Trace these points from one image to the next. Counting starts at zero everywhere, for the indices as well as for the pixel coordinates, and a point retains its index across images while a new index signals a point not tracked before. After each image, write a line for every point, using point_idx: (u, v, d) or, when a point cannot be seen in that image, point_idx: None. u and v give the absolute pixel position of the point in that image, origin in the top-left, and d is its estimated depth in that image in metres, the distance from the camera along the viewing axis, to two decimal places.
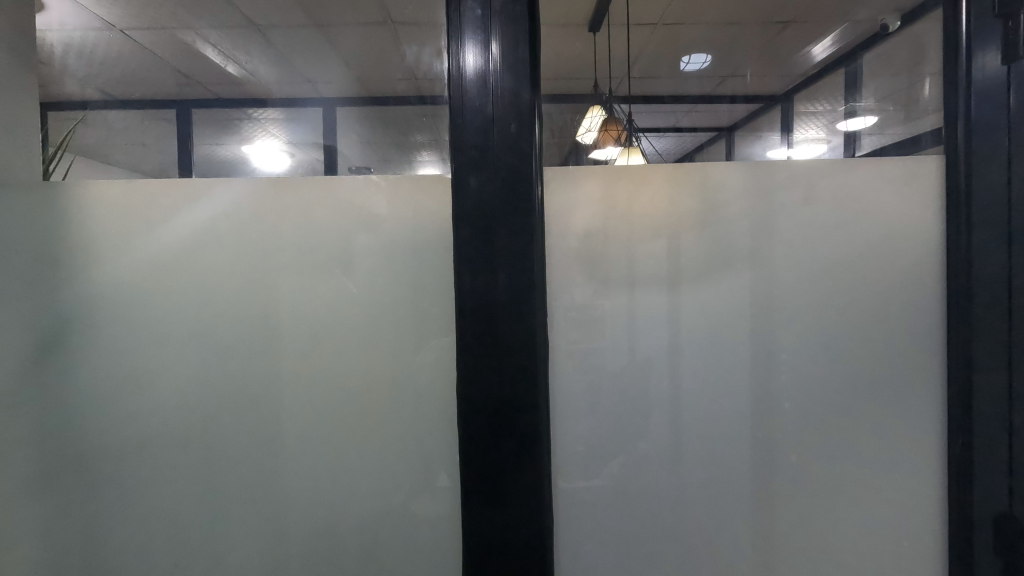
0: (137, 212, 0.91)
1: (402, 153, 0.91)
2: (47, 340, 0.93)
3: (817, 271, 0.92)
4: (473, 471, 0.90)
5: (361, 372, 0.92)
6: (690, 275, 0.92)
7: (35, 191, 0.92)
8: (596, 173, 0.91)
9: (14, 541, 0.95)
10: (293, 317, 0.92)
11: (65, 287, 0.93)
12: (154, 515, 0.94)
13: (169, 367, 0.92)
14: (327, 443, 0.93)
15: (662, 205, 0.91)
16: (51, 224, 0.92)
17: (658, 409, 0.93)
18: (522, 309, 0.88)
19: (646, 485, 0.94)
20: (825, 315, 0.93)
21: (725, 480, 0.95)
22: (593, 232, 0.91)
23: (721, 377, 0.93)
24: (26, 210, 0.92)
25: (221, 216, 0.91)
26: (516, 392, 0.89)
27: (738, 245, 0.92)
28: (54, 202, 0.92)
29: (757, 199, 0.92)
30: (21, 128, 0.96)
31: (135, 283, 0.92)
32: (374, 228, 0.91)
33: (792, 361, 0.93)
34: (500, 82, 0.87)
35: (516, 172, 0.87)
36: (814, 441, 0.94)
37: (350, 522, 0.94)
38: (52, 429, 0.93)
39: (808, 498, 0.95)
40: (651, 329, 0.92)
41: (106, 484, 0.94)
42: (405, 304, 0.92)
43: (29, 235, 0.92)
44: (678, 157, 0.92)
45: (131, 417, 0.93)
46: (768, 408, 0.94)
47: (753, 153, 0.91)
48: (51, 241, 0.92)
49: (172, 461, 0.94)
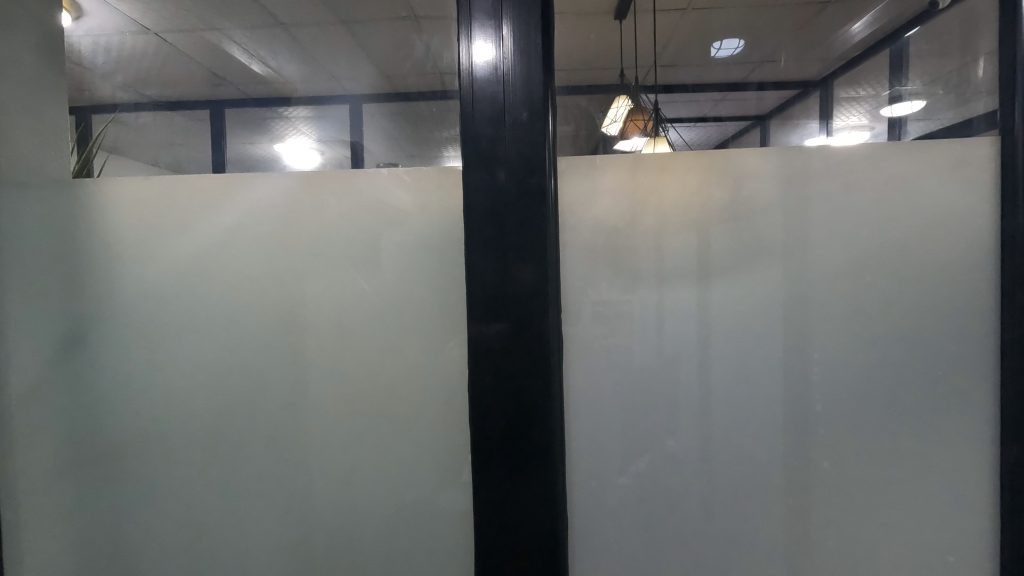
0: (165, 211, 0.93)
1: (430, 147, 0.91)
2: (76, 334, 0.97)
3: (855, 264, 0.87)
4: (483, 475, 0.88)
5: (380, 366, 0.93)
6: (719, 269, 0.88)
7: (63, 188, 0.96)
8: (617, 162, 0.88)
9: (53, 520, 0.99)
10: (317, 311, 0.93)
11: (94, 281, 0.96)
12: (180, 501, 0.97)
13: (193, 360, 0.95)
14: (350, 435, 0.94)
15: (690, 196, 0.88)
16: (83, 221, 0.96)
17: (686, 406, 0.90)
18: (536, 306, 0.84)
19: (671, 490, 0.91)
20: (863, 311, 0.87)
21: (754, 480, 0.90)
22: (619, 224, 0.88)
23: (751, 378, 0.89)
24: (58, 208, 0.97)
25: (249, 214, 0.92)
26: (526, 392, 0.85)
27: (770, 237, 0.87)
28: (85, 201, 0.95)
29: (791, 189, 0.87)
30: (48, 129, 1.00)
31: (156, 279, 0.95)
32: (398, 224, 0.91)
33: (825, 360, 0.88)
34: (510, 68, 0.83)
35: (529, 163, 0.83)
36: (852, 443, 0.89)
37: (372, 511, 0.95)
38: (85, 414, 0.97)
39: (846, 502, 0.90)
40: (678, 325, 0.89)
41: (132, 473, 0.97)
42: (425, 299, 0.91)
43: (62, 230, 0.96)
44: (714, 145, 0.89)
45: (155, 406, 0.96)
46: (808, 410, 0.89)
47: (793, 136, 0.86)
48: (80, 238, 0.96)
49: (197, 447, 0.96)
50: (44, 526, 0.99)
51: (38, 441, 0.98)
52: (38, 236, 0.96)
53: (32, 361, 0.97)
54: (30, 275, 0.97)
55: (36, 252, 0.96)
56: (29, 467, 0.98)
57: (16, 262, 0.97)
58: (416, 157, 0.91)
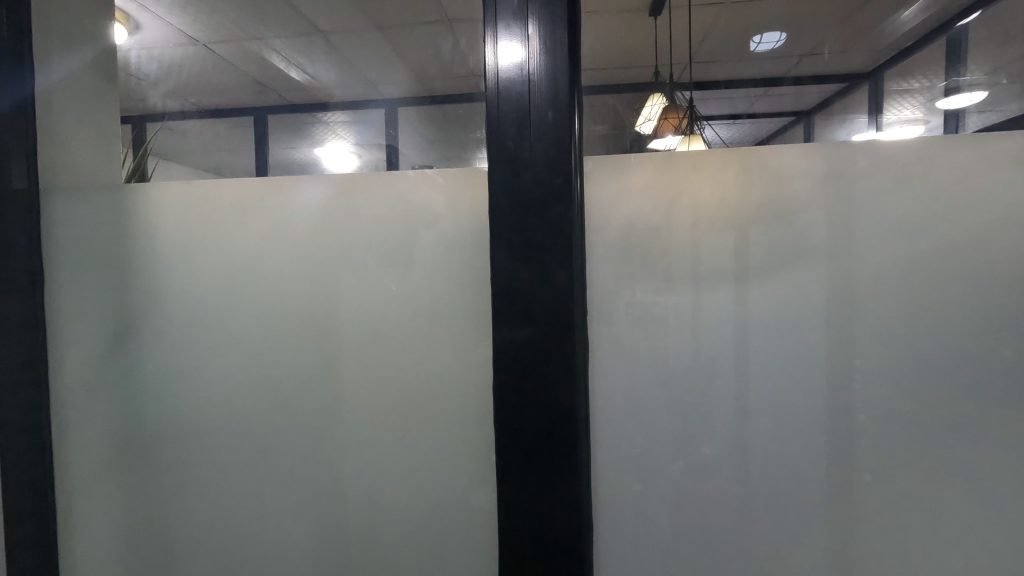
0: (207, 215, 0.98)
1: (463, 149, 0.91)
2: (128, 331, 1.02)
3: (905, 266, 0.82)
4: (506, 480, 0.87)
5: (412, 366, 0.94)
6: (757, 271, 0.85)
7: (115, 194, 1.02)
8: (648, 162, 0.86)
9: (105, 507, 1.06)
10: (352, 311, 0.95)
11: (141, 282, 1.01)
12: (221, 492, 1.02)
13: (233, 357, 0.99)
14: (382, 433, 0.96)
15: (726, 196, 0.85)
16: (132, 225, 1.01)
17: (721, 412, 0.87)
18: (562, 307, 0.83)
19: (705, 498, 0.88)
20: (914, 316, 0.82)
21: (794, 491, 0.86)
22: (654, 225, 0.86)
23: (791, 385, 0.85)
24: (108, 212, 1.02)
25: (287, 216, 0.95)
26: (552, 396, 0.84)
27: (812, 237, 0.83)
28: (134, 206, 1.01)
29: (834, 188, 0.83)
30: (100, 140, 1.06)
31: (199, 280, 0.99)
32: (430, 226, 0.92)
33: (869, 367, 0.83)
34: (537, 67, 0.82)
35: (556, 163, 0.82)
36: (902, 455, 0.84)
37: (404, 508, 0.97)
38: (134, 408, 1.03)
39: (895, 518, 0.85)
40: (713, 329, 0.86)
41: (176, 464, 1.03)
42: (453, 300, 0.92)
43: (113, 234, 1.02)
44: (754, 140, 0.85)
45: (198, 401, 1.01)
46: (855, 419, 0.84)
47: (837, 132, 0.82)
48: (130, 241, 1.01)
49: (236, 440, 1.00)
50: (98, 512, 1.06)
51: (94, 431, 1.05)
52: (91, 239, 1.03)
53: (87, 356, 1.04)
54: (85, 276, 1.03)
55: (91, 254, 1.03)
56: (85, 456, 1.05)
57: (75, 263, 1.03)
58: (449, 159, 0.91)
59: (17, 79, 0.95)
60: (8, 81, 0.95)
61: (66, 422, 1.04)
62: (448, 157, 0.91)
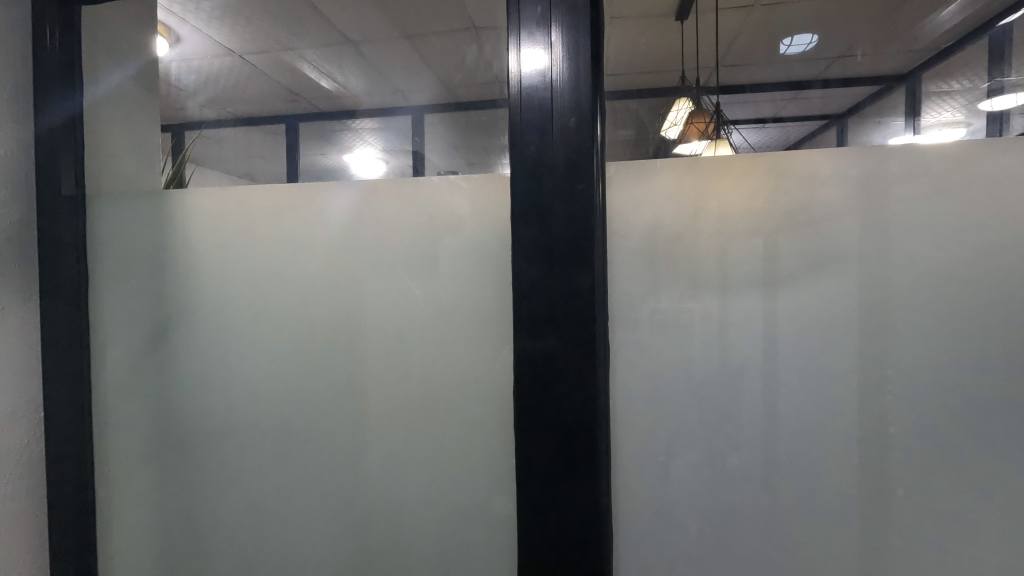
0: (240, 220, 1.01)
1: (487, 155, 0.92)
2: (164, 331, 1.07)
3: (942, 273, 0.79)
4: (527, 485, 0.87)
5: (433, 369, 0.95)
6: (784, 279, 0.83)
7: (153, 201, 1.06)
8: (673, 168, 0.85)
9: (138, 500, 1.10)
10: (377, 314, 0.97)
11: (177, 285, 1.06)
12: (249, 487, 1.05)
13: (262, 357, 1.02)
14: (403, 434, 0.97)
15: (753, 202, 0.83)
16: (168, 230, 1.06)
17: (745, 421, 0.85)
18: (584, 313, 0.83)
19: (730, 510, 0.86)
20: (951, 325, 0.79)
21: (823, 504, 0.84)
22: (679, 231, 0.85)
23: (823, 396, 0.83)
24: (144, 218, 1.07)
25: (317, 220, 0.98)
26: (574, 402, 0.84)
27: (843, 244, 0.81)
28: (170, 213, 1.05)
29: (866, 193, 0.80)
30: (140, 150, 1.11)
31: (230, 283, 1.03)
32: (454, 231, 0.93)
33: (902, 378, 0.80)
34: (560, 74, 0.83)
35: (579, 168, 0.82)
36: (938, 469, 0.80)
37: (425, 508, 0.97)
38: (168, 405, 1.08)
39: (932, 534, 0.81)
40: (740, 337, 0.85)
41: (206, 460, 1.06)
42: (474, 305, 0.93)
43: (151, 238, 1.07)
44: (781, 145, 0.84)
45: (227, 401, 1.05)
46: (890, 433, 0.81)
47: (875, 135, 0.80)
48: (165, 245, 1.06)
49: (263, 438, 1.03)
50: (132, 505, 1.10)
51: (131, 427, 1.09)
52: (130, 243, 1.07)
53: (125, 354, 1.09)
54: (124, 278, 1.08)
55: (130, 257, 1.07)
56: (122, 451, 1.10)
57: (115, 265, 1.08)
58: (473, 165, 0.92)
59: (68, 94, 1.01)
60: (60, 95, 1.00)
61: (106, 418, 1.09)
62: (474, 163, 0.93)
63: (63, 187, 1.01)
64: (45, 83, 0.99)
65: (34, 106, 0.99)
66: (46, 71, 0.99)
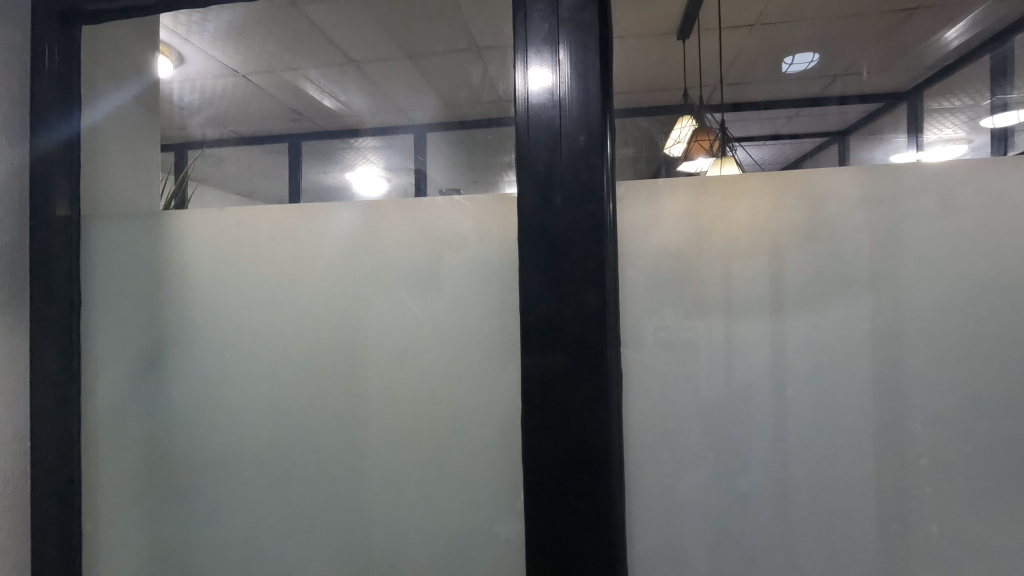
0: (241, 239, 0.99)
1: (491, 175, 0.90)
2: (157, 353, 1.04)
3: (957, 290, 0.76)
4: (537, 515, 0.83)
5: (433, 392, 0.93)
6: (795, 296, 0.80)
7: (149, 220, 1.04)
8: (685, 185, 0.83)
9: (127, 529, 1.06)
10: (378, 334, 0.95)
11: (171, 306, 1.04)
12: (241, 514, 1.01)
13: (258, 379, 1.00)
14: (402, 459, 0.94)
15: (767, 220, 0.81)
16: (163, 250, 1.04)
17: (758, 444, 0.82)
18: (594, 333, 0.80)
19: (742, 538, 0.82)
20: (969, 345, 0.76)
21: (840, 531, 0.80)
22: (692, 250, 0.83)
23: (838, 419, 0.79)
24: (139, 237, 1.05)
25: (321, 239, 0.96)
26: (584, 426, 0.81)
27: (855, 261, 0.79)
28: (167, 232, 1.03)
29: (878, 209, 0.78)
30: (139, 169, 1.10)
31: (226, 303, 1.01)
32: (456, 250, 0.91)
33: (920, 400, 0.77)
34: (568, 91, 0.82)
35: (585, 186, 0.81)
36: (961, 494, 0.77)
37: (424, 536, 0.93)
38: (160, 429, 1.04)
39: (957, 564, 0.77)
40: (749, 357, 0.82)
41: (199, 486, 1.03)
42: (476, 324, 0.90)
43: (146, 258, 1.05)
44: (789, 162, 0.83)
45: (221, 424, 1.01)
46: (907, 457, 0.78)
47: (880, 152, 0.79)
48: (161, 265, 1.04)
49: (257, 462, 1.00)
50: (120, 533, 1.06)
51: (121, 451, 1.06)
52: (125, 263, 1.05)
53: (117, 376, 1.06)
54: (119, 299, 1.06)
55: (124, 277, 1.05)
56: (111, 477, 1.06)
57: (109, 285, 1.06)
58: (477, 184, 0.90)
59: (66, 115, 1.00)
60: (58, 117, 0.99)
61: (95, 442, 1.06)
62: (477, 181, 0.91)
63: (57, 209, 1.00)
64: (43, 103, 0.98)
65: (32, 128, 0.99)
66: (45, 92, 0.98)
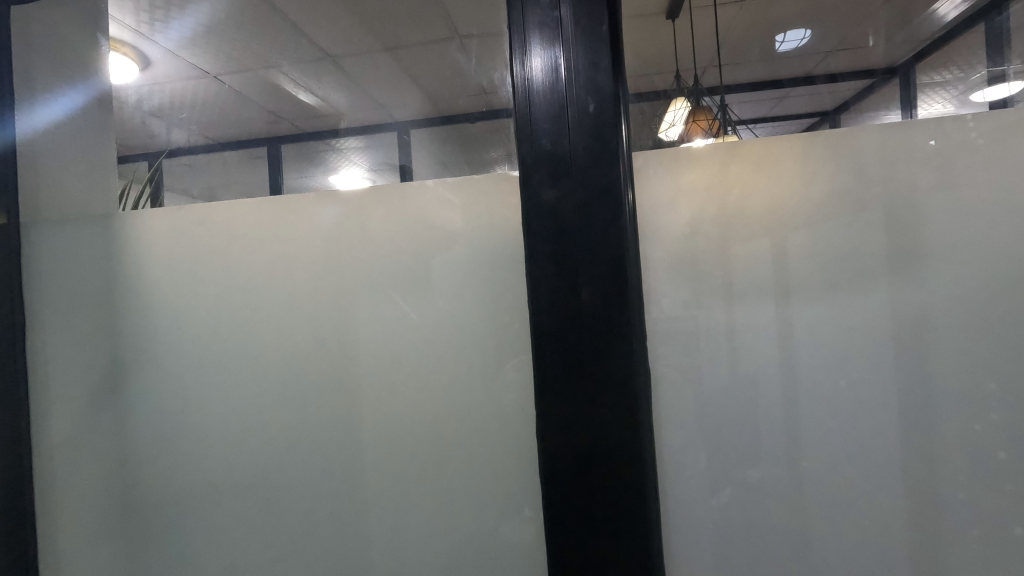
0: (219, 236, 0.91)
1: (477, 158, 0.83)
2: (113, 372, 0.96)
3: (979, 257, 0.71)
4: (560, 525, 0.76)
5: (423, 394, 0.85)
6: (809, 270, 0.74)
7: (106, 225, 0.96)
8: (709, 155, 0.76)
9: (90, 561, 0.97)
10: (370, 337, 0.87)
11: (131, 317, 0.95)
12: (217, 537, 0.93)
13: (231, 392, 0.91)
14: (393, 469, 0.87)
15: (798, 191, 0.74)
16: (121, 257, 0.96)
17: (775, 434, 0.75)
18: (616, 323, 0.73)
19: (760, 535, 0.76)
20: (995, 316, 0.71)
21: (864, 521, 0.74)
22: (718, 228, 0.76)
23: (857, 404, 0.73)
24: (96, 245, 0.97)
25: (308, 233, 0.88)
26: (608, 425, 0.74)
27: (870, 230, 0.73)
28: (125, 236, 0.95)
29: (894, 173, 0.73)
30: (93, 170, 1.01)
31: (192, 310, 0.92)
32: (445, 239, 0.84)
33: (946, 377, 0.72)
34: (575, 52, 0.75)
35: (597, 158, 0.73)
36: (990, 476, 0.71)
37: (418, 551, 0.86)
38: (124, 451, 0.96)
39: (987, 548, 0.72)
40: (756, 344, 0.75)
41: (169, 510, 0.95)
42: (467, 320, 0.83)
43: (104, 267, 0.97)
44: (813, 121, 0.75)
45: (191, 442, 0.93)
46: (925, 450, 0.72)
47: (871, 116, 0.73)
48: (119, 274, 0.96)
49: (233, 481, 0.92)
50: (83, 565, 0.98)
51: (77, 480, 0.97)
52: (82, 274, 0.97)
53: (75, 396, 0.98)
54: (77, 312, 0.98)
55: (81, 289, 0.97)
56: (72, 506, 0.98)
57: (64, 298, 0.98)
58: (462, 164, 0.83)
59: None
60: None
61: (50, 468, 0.98)
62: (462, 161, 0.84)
63: None
64: None
65: None
66: None
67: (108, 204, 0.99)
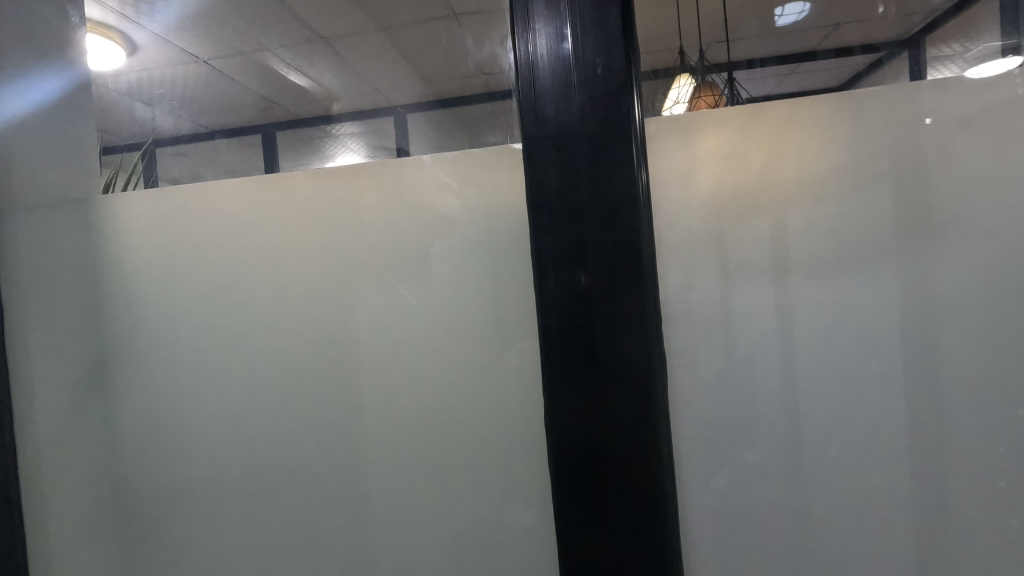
0: (211, 215, 0.87)
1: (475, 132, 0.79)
2: (97, 359, 0.94)
3: (993, 224, 0.67)
4: (568, 511, 0.74)
5: (415, 376, 0.83)
6: (815, 239, 0.70)
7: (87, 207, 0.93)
8: (726, 120, 0.72)
9: (80, 550, 0.96)
10: (362, 320, 0.84)
11: (114, 301, 0.92)
12: (206, 525, 0.91)
13: (219, 377, 0.89)
14: (384, 453, 0.84)
15: (820, 161, 0.70)
16: (103, 241, 0.93)
17: (778, 412, 0.72)
18: (625, 301, 0.70)
19: (761, 516, 0.73)
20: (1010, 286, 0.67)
21: (869, 500, 0.71)
22: (736, 203, 0.72)
23: (865, 379, 0.70)
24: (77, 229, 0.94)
25: (304, 211, 0.84)
26: (618, 408, 0.71)
27: (879, 196, 0.69)
28: (108, 219, 0.92)
29: (905, 136, 0.69)
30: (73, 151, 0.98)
31: (176, 294, 0.90)
32: (438, 214, 0.80)
33: (958, 351, 0.69)
34: (581, 9, 0.71)
35: (605, 124, 0.70)
36: (1001, 454, 0.68)
37: (410, 536, 0.84)
38: (112, 439, 0.94)
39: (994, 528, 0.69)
40: (758, 319, 0.72)
41: (158, 497, 0.93)
42: (460, 299, 0.80)
43: (86, 251, 0.94)
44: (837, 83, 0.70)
45: (179, 429, 0.91)
46: (930, 432, 0.70)
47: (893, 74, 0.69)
48: (101, 258, 0.93)
49: (222, 467, 0.90)
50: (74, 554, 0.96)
51: (64, 469, 0.96)
52: (63, 259, 0.95)
53: (59, 384, 0.95)
54: (58, 299, 0.95)
55: (63, 274, 0.95)
56: (61, 495, 0.96)
57: (46, 283, 0.95)
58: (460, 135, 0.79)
59: None
60: None
61: (35, 456, 0.96)
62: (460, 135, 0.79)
63: None
64: None
65: None
66: None
67: (89, 187, 0.96)
